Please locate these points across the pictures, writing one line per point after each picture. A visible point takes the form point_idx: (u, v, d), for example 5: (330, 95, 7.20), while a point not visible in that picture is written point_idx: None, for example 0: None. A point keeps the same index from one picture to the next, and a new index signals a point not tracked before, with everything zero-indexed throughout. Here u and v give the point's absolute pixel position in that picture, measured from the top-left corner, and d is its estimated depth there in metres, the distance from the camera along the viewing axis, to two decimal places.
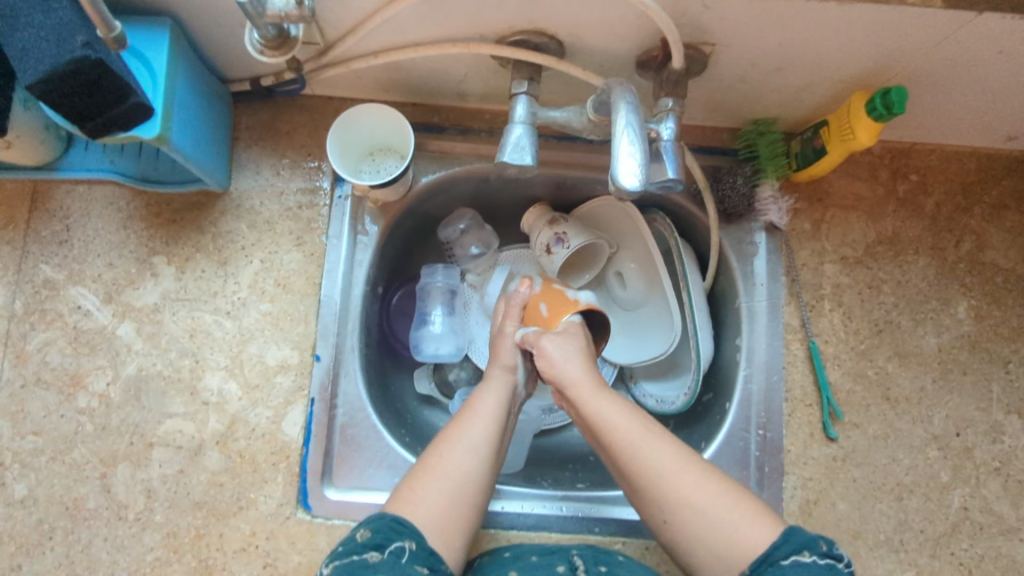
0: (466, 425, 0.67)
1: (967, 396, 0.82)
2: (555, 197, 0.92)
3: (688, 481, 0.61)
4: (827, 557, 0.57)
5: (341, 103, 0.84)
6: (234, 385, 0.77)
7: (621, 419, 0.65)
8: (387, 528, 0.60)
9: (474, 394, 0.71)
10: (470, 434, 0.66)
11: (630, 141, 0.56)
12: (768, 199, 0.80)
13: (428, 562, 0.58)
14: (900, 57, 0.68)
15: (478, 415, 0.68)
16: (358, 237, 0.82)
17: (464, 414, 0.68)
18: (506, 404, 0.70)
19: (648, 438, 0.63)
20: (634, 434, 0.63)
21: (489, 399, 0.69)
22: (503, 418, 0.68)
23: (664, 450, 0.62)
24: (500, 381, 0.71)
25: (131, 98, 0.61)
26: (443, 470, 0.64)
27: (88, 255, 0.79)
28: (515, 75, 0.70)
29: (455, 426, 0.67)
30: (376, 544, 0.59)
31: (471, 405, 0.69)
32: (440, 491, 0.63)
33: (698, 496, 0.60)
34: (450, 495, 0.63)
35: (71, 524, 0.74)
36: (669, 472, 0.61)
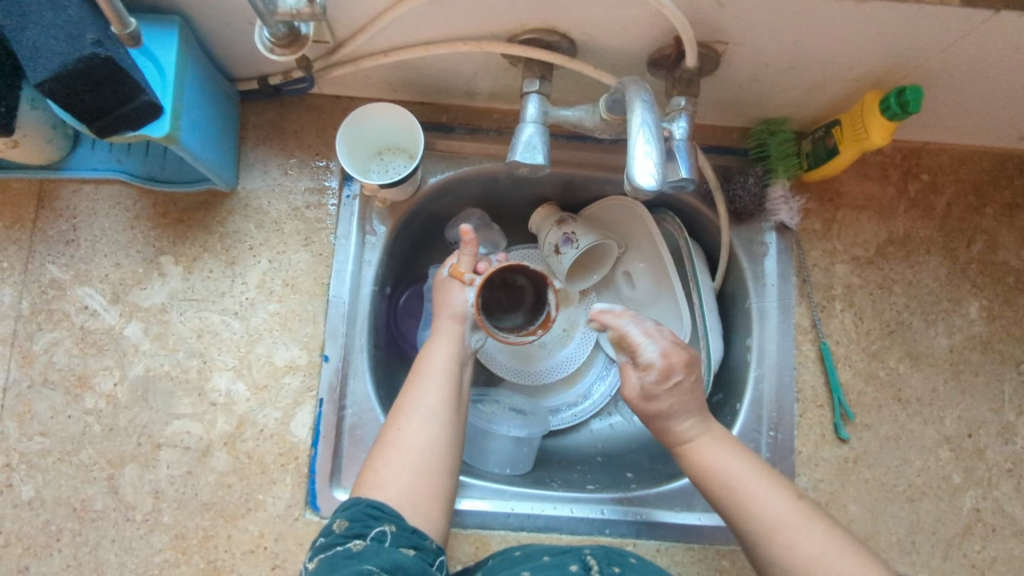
0: (417, 390, 0.67)
1: (979, 397, 0.81)
2: (564, 197, 0.92)
3: (795, 532, 0.59)
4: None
5: (349, 102, 0.84)
6: (242, 385, 0.76)
7: (736, 470, 0.63)
8: (364, 514, 0.59)
9: (422, 358, 0.71)
10: (426, 397, 0.66)
11: (645, 140, 0.56)
12: (779, 199, 0.80)
13: (412, 542, 0.59)
14: (915, 56, 0.68)
15: (427, 377, 0.68)
16: (367, 237, 0.81)
17: (414, 381, 0.68)
18: (454, 357, 0.70)
19: (763, 486, 0.61)
20: (746, 483, 0.62)
21: (436, 361, 0.69)
22: (455, 375, 0.69)
23: (781, 503, 0.60)
24: (446, 337, 0.71)
25: (141, 96, 0.61)
26: (402, 441, 0.64)
27: (95, 255, 0.79)
28: (526, 74, 0.69)
29: (409, 393, 0.67)
30: (356, 534, 0.58)
31: (421, 368, 0.69)
32: (407, 465, 0.62)
33: (814, 550, 0.58)
34: (419, 466, 0.63)
35: (78, 526, 0.73)
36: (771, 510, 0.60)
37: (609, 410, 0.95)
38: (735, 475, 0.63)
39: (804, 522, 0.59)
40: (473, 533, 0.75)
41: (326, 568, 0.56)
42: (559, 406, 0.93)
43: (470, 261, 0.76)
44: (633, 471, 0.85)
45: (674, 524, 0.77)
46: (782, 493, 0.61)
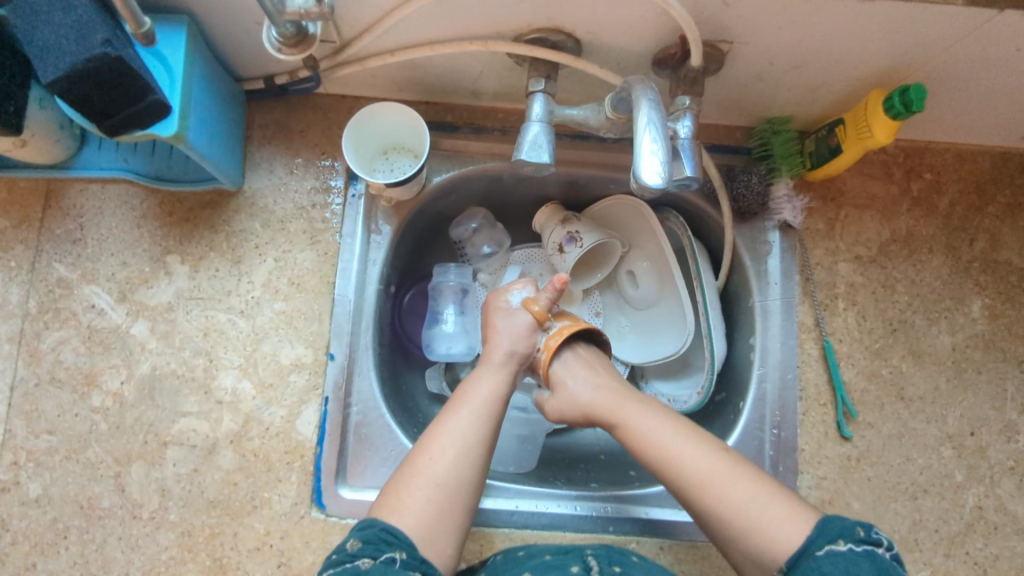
0: (453, 422, 0.67)
1: (981, 395, 0.82)
2: (567, 196, 0.92)
3: (722, 486, 0.63)
4: (864, 543, 0.58)
5: (354, 102, 0.84)
6: (248, 383, 0.77)
7: (662, 432, 0.67)
8: (377, 538, 0.60)
9: (466, 386, 0.70)
10: (461, 432, 0.66)
11: (652, 139, 0.56)
12: (782, 197, 0.81)
13: (420, 569, 0.59)
14: (918, 55, 0.68)
15: (466, 411, 0.68)
16: (372, 236, 0.82)
17: (454, 410, 0.68)
18: (498, 393, 0.70)
19: (688, 444, 0.65)
20: (670, 439, 0.66)
21: (479, 393, 0.69)
22: (496, 410, 0.69)
23: (704, 455, 0.65)
24: (497, 371, 0.71)
25: (150, 95, 0.62)
26: (431, 473, 0.64)
27: (102, 254, 0.79)
28: (532, 74, 0.70)
29: (444, 423, 0.67)
30: (367, 554, 0.59)
31: (463, 398, 0.69)
32: (431, 497, 0.63)
33: (744, 500, 0.62)
34: (441, 501, 0.63)
35: (85, 523, 0.73)
36: (697, 463, 0.64)
37: None
38: (660, 434, 0.66)
39: (728, 471, 0.64)
40: (478, 530, 0.76)
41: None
42: None
43: (548, 302, 0.75)
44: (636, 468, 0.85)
45: (678, 522, 0.77)
46: (705, 445, 0.65)
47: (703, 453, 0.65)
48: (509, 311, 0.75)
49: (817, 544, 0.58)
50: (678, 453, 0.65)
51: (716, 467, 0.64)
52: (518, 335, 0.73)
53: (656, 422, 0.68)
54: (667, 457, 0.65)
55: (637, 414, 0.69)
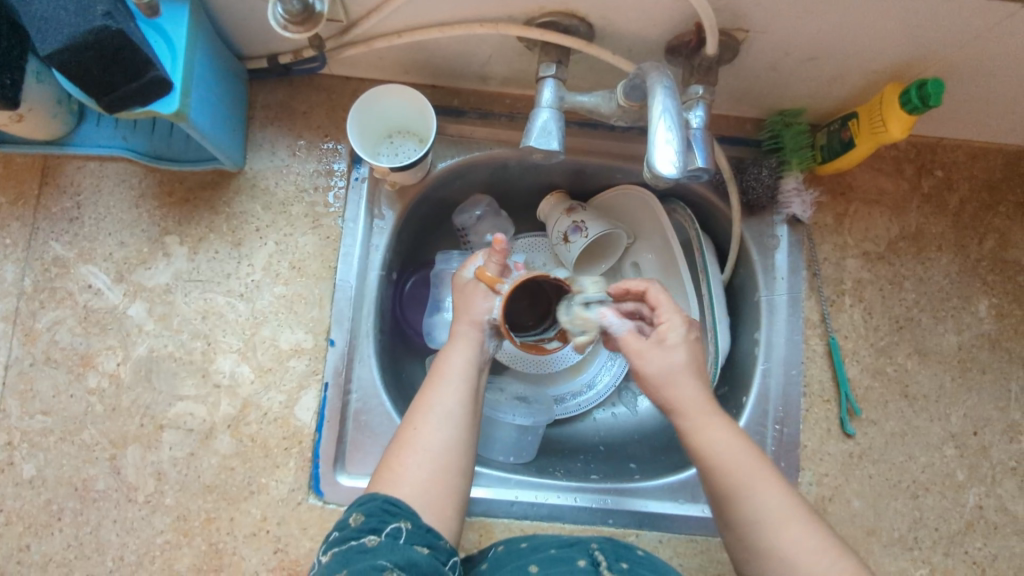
0: (433, 396, 0.66)
1: (986, 395, 0.81)
2: (573, 185, 0.91)
3: (792, 533, 0.56)
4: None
5: (359, 83, 0.82)
6: (247, 368, 0.76)
7: (735, 459, 0.59)
8: (381, 510, 0.59)
9: (439, 359, 0.69)
10: (442, 401, 0.65)
11: (667, 127, 0.55)
12: (792, 190, 0.79)
13: (426, 540, 0.58)
14: (937, 48, 0.67)
15: (444, 381, 0.67)
16: (375, 221, 0.80)
17: (433, 381, 0.67)
18: (473, 360, 0.69)
19: (762, 484, 0.58)
20: (749, 475, 0.58)
21: (454, 365, 0.68)
22: (473, 378, 0.68)
23: (772, 496, 0.57)
24: (466, 341, 0.69)
25: (150, 71, 0.60)
26: (416, 443, 0.63)
27: (99, 233, 0.78)
28: (542, 58, 0.68)
29: (424, 396, 0.66)
30: (372, 529, 0.57)
31: (436, 371, 0.68)
32: (422, 464, 0.62)
33: (809, 554, 0.55)
34: (434, 471, 0.62)
35: (80, 506, 0.73)
36: (769, 508, 0.57)
37: (613, 401, 0.95)
38: (727, 463, 0.59)
39: (793, 521, 0.56)
40: (476, 519, 0.75)
41: (338, 561, 0.56)
42: (563, 395, 0.93)
43: (496, 266, 0.71)
44: (636, 462, 0.85)
45: (676, 515, 0.77)
46: (783, 492, 0.58)
47: (773, 494, 0.57)
48: (462, 287, 0.73)
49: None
50: (751, 494, 0.57)
51: (784, 515, 0.56)
52: (469, 304, 0.71)
53: (725, 444, 0.59)
54: (729, 488, 0.58)
55: (712, 433, 0.60)
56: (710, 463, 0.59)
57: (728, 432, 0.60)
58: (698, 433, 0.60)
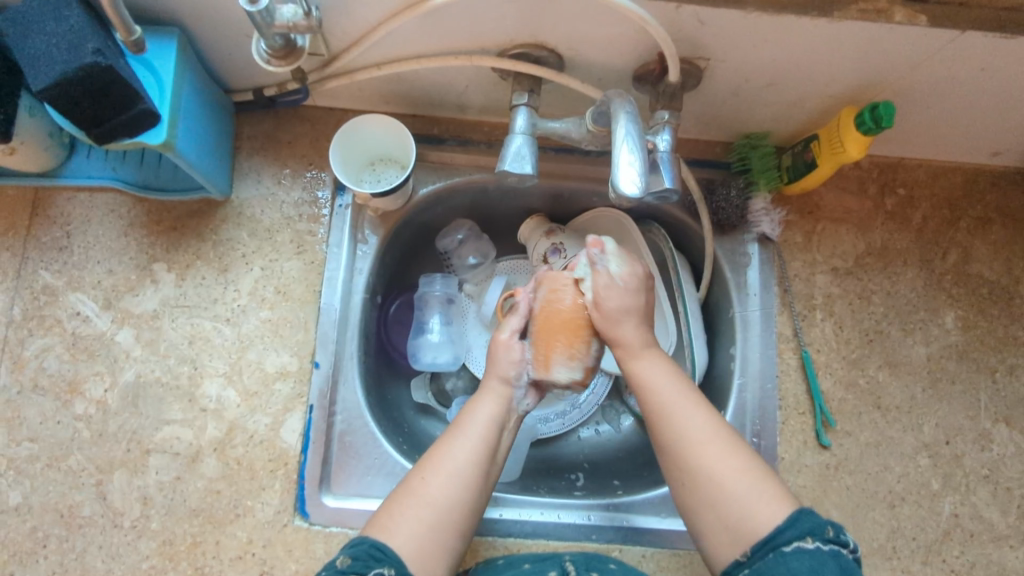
0: (453, 447, 0.65)
1: (956, 404, 0.83)
2: (552, 209, 0.94)
3: (716, 453, 0.62)
4: (831, 543, 0.58)
5: (342, 114, 0.85)
6: (233, 392, 0.77)
7: (667, 392, 0.66)
8: (366, 555, 0.59)
9: (466, 408, 0.69)
10: (458, 453, 0.65)
11: (629, 150, 0.58)
12: (760, 211, 0.83)
13: None
14: (887, 73, 0.71)
15: (465, 433, 0.66)
16: (358, 245, 0.83)
17: (454, 430, 0.67)
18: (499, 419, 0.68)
19: (689, 407, 0.65)
20: (676, 401, 0.65)
21: (480, 419, 0.67)
22: (494, 436, 0.67)
23: (698, 419, 0.64)
24: (493, 394, 0.69)
25: (139, 104, 0.63)
26: (422, 495, 0.63)
27: (88, 261, 0.80)
28: (515, 88, 0.71)
29: (443, 447, 0.66)
30: (354, 570, 0.58)
31: (460, 421, 0.67)
32: (423, 518, 0.62)
33: (730, 470, 0.62)
34: (433, 525, 0.62)
35: (65, 532, 0.73)
36: (690, 428, 0.64)
37: (597, 419, 0.97)
38: (663, 392, 0.66)
39: (716, 441, 0.63)
40: None
41: None
42: (547, 415, 0.93)
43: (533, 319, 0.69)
44: (619, 478, 0.87)
45: (659, 530, 0.78)
46: (706, 412, 0.65)
47: (694, 418, 0.64)
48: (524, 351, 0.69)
49: (786, 536, 0.57)
50: (677, 418, 0.64)
51: (710, 436, 0.63)
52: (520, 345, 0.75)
53: (663, 376, 0.67)
54: (658, 413, 0.65)
55: (648, 365, 0.67)
56: (648, 396, 0.66)
57: (664, 366, 0.68)
58: (633, 365, 0.67)
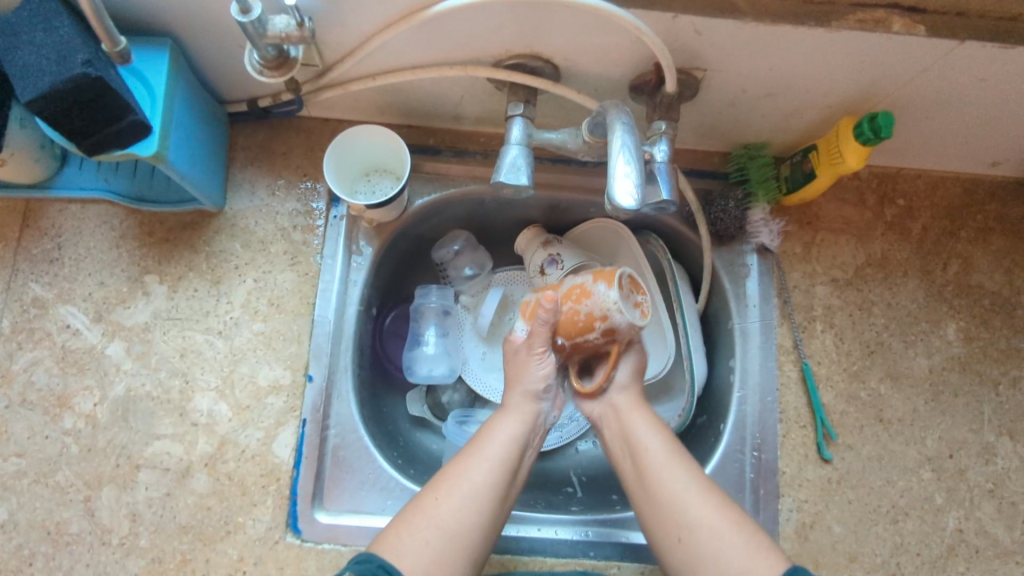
0: (468, 467, 0.65)
1: (959, 417, 0.82)
2: (549, 219, 0.93)
3: (699, 506, 0.62)
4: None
5: (337, 124, 0.85)
6: (224, 405, 0.76)
7: (653, 447, 0.66)
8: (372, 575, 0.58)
9: (483, 429, 0.68)
10: (474, 474, 0.64)
11: (625, 161, 0.57)
12: (759, 221, 0.82)
13: None
14: (885, 83, 0.70)
15: (482, 453, 0.66)
16: (353, 256, 0.82)
17: (470, 451, 0.66)
18: (519, 441, 0.67)
19: (673, 467, 0.65)
20: (661, 458, 0.66)
21: (499, 441, 0.67)
22: (512, 459, 0.66)
23: (683, 475, 0.64)
24: (517, 417, 0.68)
25: (129, 115, 0.62)
26: (434, 514, 0.62)
27: (79, 274, 0.79)
28: (511, 98, 0.71)
29: (459, 465, 0.65)
30: None
31: (478, 441, 0.67)
32: (430, 540, 0.60)
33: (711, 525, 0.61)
34: (441, 547, 0.60)
35: (52, 549, 0.72)
36: (672, 481, 0.64)
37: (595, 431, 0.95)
38: (648, 448, 0.66)
39: (705, 496, 0.63)
40: None
41: None
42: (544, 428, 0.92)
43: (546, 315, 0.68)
44: (618, 492, 0.85)
45: None
46: (688, 471, 0.65)
47: (682, 474, 0.64)
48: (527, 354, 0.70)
49: None
50: (660, 473, 0.65)
51: (696, 492, 0.63)
52: (528, 371, 0.70)
53: (651, 435, 0.67)
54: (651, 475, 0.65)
55: (637, 424, 0.68)
56: (638, 456, 0.67)
57: (654, 425, 0.69)
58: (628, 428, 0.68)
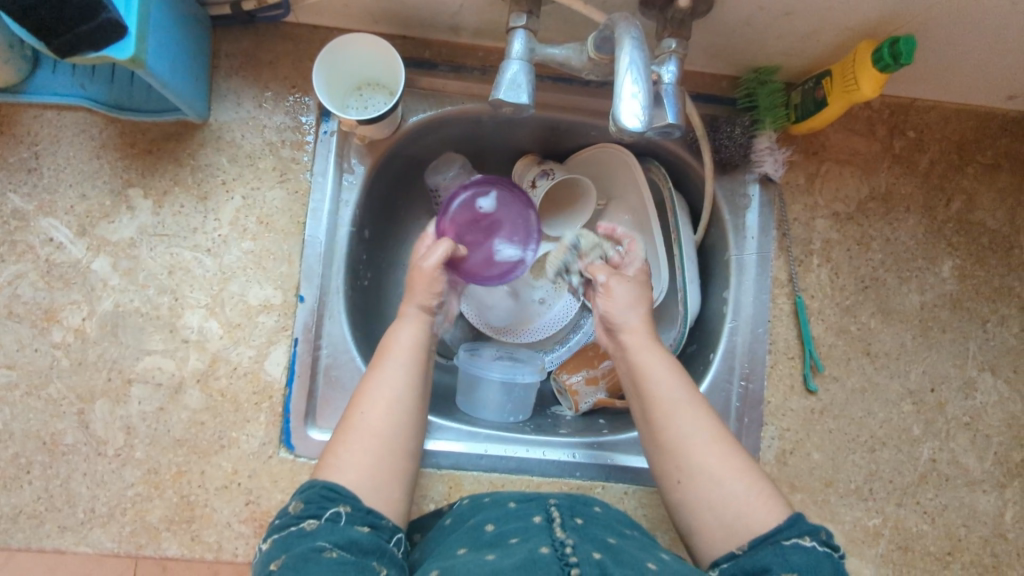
0: (381, 378, 0.67)
1: (944, 353, 0.83)
2: (548, 143, 0.90)
3: (707, 454, 0.64)
4: (825, 546, 0.59)
5: (328, 33, 0.80)
6: (215, 323, 0.75)
7: (664, 386, 0.68)
8: (319, 496, 0.59)
9: (386, 338, 0.71)
10: (389, 381, 0.67)
11: (633, 80, 0.54)
12: (764, 149, 0.80)
13: (367, 520, 0.59)
14: (909, 5, 0.67)
15: (390, 361, 0.69)
16: (344, 175, 0.79)
17: (378, 364, 0.69)
18: (423, 340, 0.71)
19: (683, 410, 0.67)
20: (673, 401, 0.67)
21: (403, 344, 0.70)
22: (420, 360, 0.70)
23: (696, 421, 0.66)
24: (418, 320, 0.72)
25: (104, 13, 0.58)
26: (366, 426, 0.64)
27: (59, 185, 0.76)
28: (513, 8, 0.66)
29: (372, 379, 0.68)
30: (311, 514, 0.58)
31: (384, 349, 0.70)
32: (366, 448, 0.63)
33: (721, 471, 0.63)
34: (382, 450, 0.64)
35: (49, 459, 0.73)
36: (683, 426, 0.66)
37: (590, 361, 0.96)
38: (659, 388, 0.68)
39: (715, 446, 0.65)
40: (446, 472, 0.76)
41: (278, 548, 0.56)
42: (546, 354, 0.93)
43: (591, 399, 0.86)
44: (604, 417, 0.87)
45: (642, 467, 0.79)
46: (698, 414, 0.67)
47: (694, 419, 0.66)
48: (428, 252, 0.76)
49: (785, 533, 0.59)
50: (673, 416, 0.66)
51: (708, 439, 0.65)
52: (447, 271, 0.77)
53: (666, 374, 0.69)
54: (661, 409, 0.67)
55: (651, 361, 0.70)
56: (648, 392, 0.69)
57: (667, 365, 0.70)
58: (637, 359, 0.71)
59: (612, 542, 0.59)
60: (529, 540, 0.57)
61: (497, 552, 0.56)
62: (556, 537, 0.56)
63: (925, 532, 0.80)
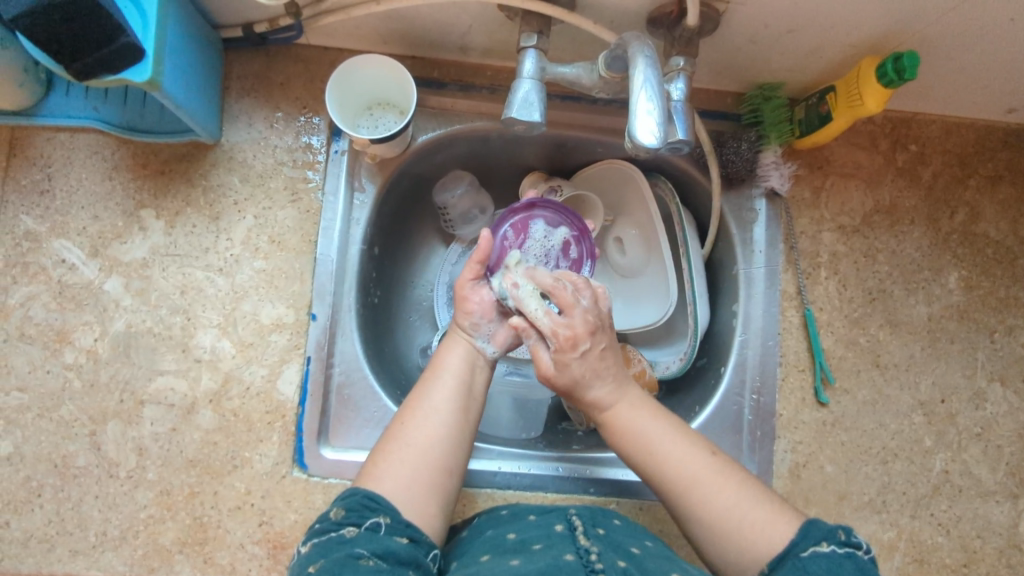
0: (427, 392, 0.67)
1: (953, 363, 0.84)
2: (555, 159, 0.91)
3: (710, 490, 0.63)
4: (846, 547, 0.58)
5: (338, 54, 0.81)
6: (227, 343, 0.75)
7: (650, 429, 0.66)
8: (360, 505, 0.59)
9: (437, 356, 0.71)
10: (434, 395, 0.67)
11: (647, 97, 0.55)
12: (770, 164, 0.81)
13: (407, 533, 0.58)
14: (910, 22, 0.68)
15: (437, 375, 0.68)
16: (355, 193, 0.80)
17: (426, 379, 0.69)
18: (473, 360, 0.70)
19: (676, 450, 0.65)
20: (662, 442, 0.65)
21: (450, 363, 0.69)
22: (467, 376, 0.69)
23: (692, 459, 0.64)
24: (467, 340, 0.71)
25: (122, 37, 0.58)
26: (406, 439, 0.64)
27: (72, 206, 0.76)
28: (523, 28, 0.67)
29: (418, 393, 0.67)
30: (352, 522, 0.58)
31: (433, 367, 0.70)
32: (405, 460, 0.62)
33: (729, 503, 0.62)
34: (417, 464, 0.62)
35: (60, 482, 0.72)
36: (681, 465, 0.64)
37: None
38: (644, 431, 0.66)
39: (719, 478, 0.63)
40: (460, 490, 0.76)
41: (317, 552, 0.57)
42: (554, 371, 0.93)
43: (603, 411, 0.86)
44: None
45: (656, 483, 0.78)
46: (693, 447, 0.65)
47: (691, 455, 0.65)
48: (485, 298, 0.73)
49: (802, 545, 0.58)
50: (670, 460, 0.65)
51: (707, 471, 0.64)
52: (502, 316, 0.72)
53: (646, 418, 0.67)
54: (649, 456, 0.65)
55: (629, 410, 0.67)
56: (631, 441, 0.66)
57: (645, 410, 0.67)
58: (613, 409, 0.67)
59: (635, 552, 0.59)
60: (552, 548, 0.56)
61: (522, 557, 0.56)
62: (579, 544, 0.56)
63: (940, 544, 0.80)
